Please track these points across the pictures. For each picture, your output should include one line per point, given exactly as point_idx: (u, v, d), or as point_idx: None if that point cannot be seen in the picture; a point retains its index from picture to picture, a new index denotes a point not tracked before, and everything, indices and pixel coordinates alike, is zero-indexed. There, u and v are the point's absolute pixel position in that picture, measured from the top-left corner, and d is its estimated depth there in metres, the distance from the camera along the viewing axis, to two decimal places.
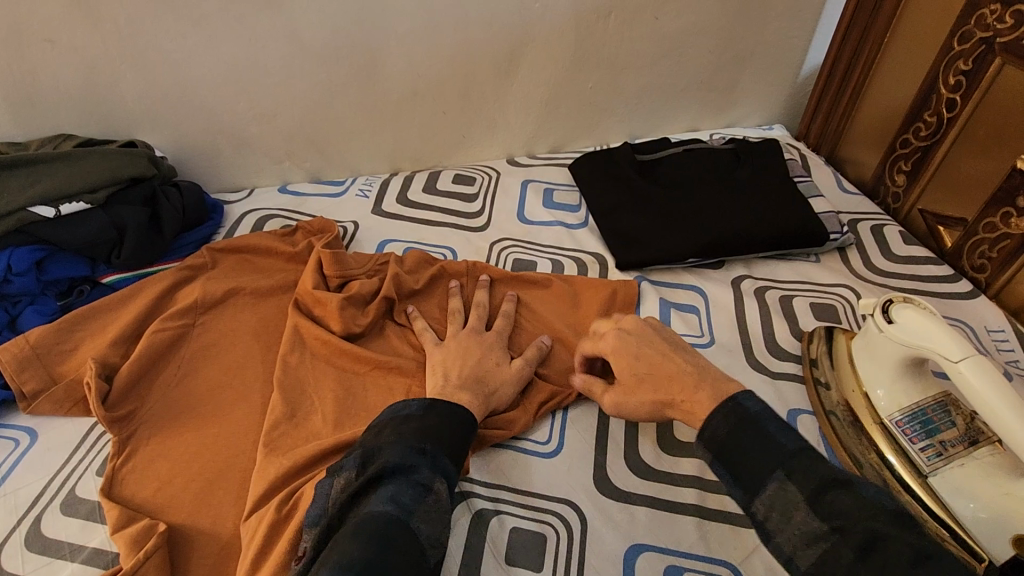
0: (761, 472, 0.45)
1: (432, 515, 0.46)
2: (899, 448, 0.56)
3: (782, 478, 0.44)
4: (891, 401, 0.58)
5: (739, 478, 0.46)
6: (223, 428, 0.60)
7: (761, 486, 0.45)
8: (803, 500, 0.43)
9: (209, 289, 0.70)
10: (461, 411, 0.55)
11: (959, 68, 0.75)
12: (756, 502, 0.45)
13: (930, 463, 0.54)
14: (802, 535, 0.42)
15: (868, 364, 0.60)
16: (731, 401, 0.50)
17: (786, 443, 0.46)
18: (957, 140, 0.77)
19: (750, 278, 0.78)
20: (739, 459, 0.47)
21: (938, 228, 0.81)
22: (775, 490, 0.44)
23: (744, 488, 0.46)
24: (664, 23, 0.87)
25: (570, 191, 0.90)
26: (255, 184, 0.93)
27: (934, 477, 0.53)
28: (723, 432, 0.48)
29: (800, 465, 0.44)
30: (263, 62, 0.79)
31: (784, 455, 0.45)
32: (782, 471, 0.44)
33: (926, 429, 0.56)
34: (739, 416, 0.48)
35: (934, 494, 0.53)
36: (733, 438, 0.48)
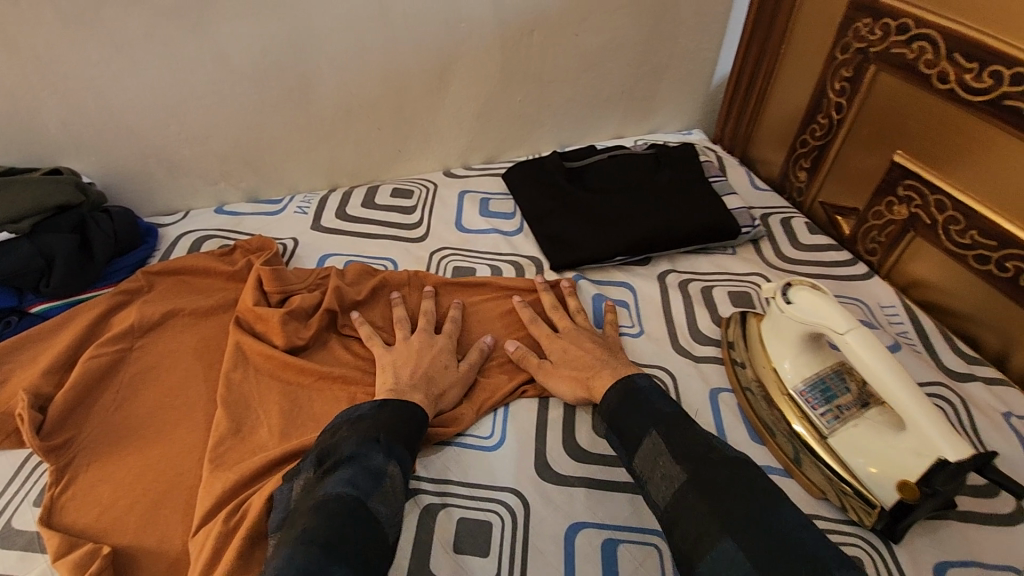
0: (639, 431, 0.57)
1: (388, 497, 0.49)
2: (803, 416, 0.63)
3: (654, 436, 0.55)
4: (796, 374, 0.65)
5: (626, 438, 0.58)
6: (167, 448, 0.60)
7: (640, 445, 0.56)
8: (667, 450, 0.54)
9: (146, 313, 0.70)
10: (413, 406, 0.58)
11: (843, 75, 0.84)
12: (636, 457, 0.56)
13: (829, 426, 0.61)
14: (662, 478, 0.52)
15: (776, 342, 0.67)
16: (627, 381, 0.62)
17: (663, 408, 0.58)
18: (845, 138, 0.86)
19: (674, 272, 0.84)
20: (627, 422, 0.58)
21: (837, 218, 0.90)
22: (649, 445, 0.55)
23: (629, 446, 0.57)
24: (583, 39, 0.93)
25: (505, 199, 0.94)
26: (189, 207, 0.92)
27: (833, 438, 0.60)
28: (617, 403, 0.60)
29: (671, 425, 0.55)
30: (193, 85, 0.80)
31: (658, 417, 0.57)
32: (656, 429, 0.56)
33: (825, 396, 0.62)
34: (630, 391, 0.60)
35: (834, 453, 0.60)
36: (621, 408, 0.59)
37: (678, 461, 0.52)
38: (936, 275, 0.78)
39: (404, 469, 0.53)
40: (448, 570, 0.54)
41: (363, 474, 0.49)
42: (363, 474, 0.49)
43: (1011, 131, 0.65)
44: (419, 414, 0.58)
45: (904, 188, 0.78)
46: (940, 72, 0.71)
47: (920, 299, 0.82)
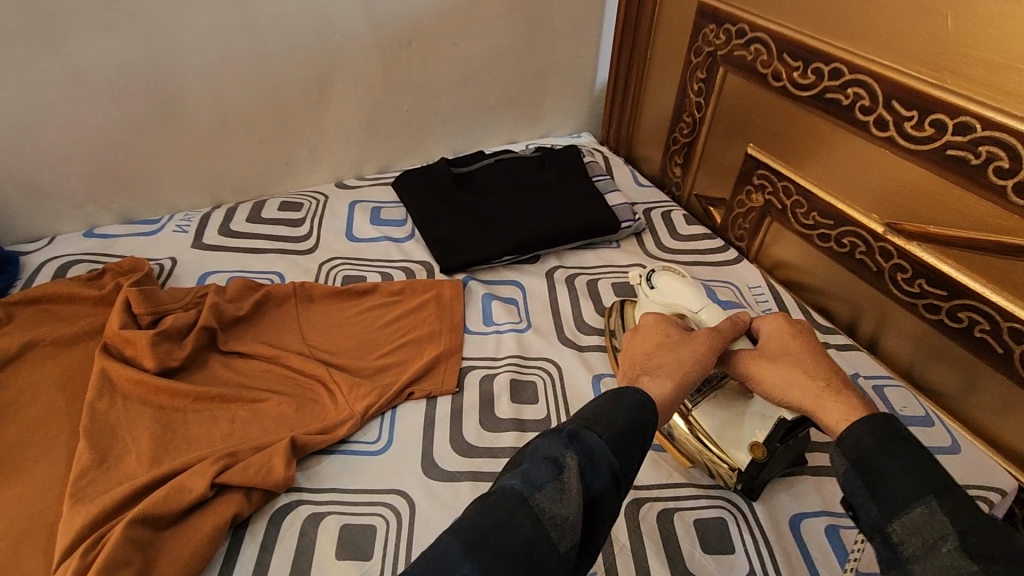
0: (905, 489, 0.41)
1: (566, 495, 0.40)
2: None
3: (932, 505, 0.39)
4: None
5: (879, 491, 0.42)
6: (23, 486, 0.57)
7: (903, 508, 0.40)
8: (957, 536, 0.38)
9: (0, 346, 0.66)
10: (634, 393, 0.48)
11: (699, 77, 0.91)
12: (897, 524, 0.41)
13: (693, 399, 0.64)
14: (942, 571, 0.37)
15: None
16: (883, 418, 0.45)
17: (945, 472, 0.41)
18: (707, 135, 0.93)
19: (561, 268, 0.88)
20: (883, 480, 0.42)
21: (709, 208, 0.97)
22: (923, 516, 0.40)
23: (881, 503, 0.42)
24: (463, 48, 0.96)
25: (396, 207, 0.95)
26: (56, 231, 0.86)
27: (696, 409, 0.63)
28: (873, 444, 0.44)
29: (953, 498, 0.39)
30: (47, 102, 0.76)
31: (935, 479, 0.40)
32: (933, 497, 0.40)
33: None
34: (890, 431, 0.44)
35: (700, 424, 0.62)
36: (880, 453, 0.43)
37: (977, 559, 0.36)
38: (792, 255, 0.86)
39: (596, 463, 0.43)
40: None
41: (541, 463, 0.42)
42: (539, 464, 0.41)
43: (832, 121, 0.73)
44: (636, 402, 0.47)
45: (759, 177, 0.86)
46: (773, 72, 0.78)
47: (785, 279, 0.89)
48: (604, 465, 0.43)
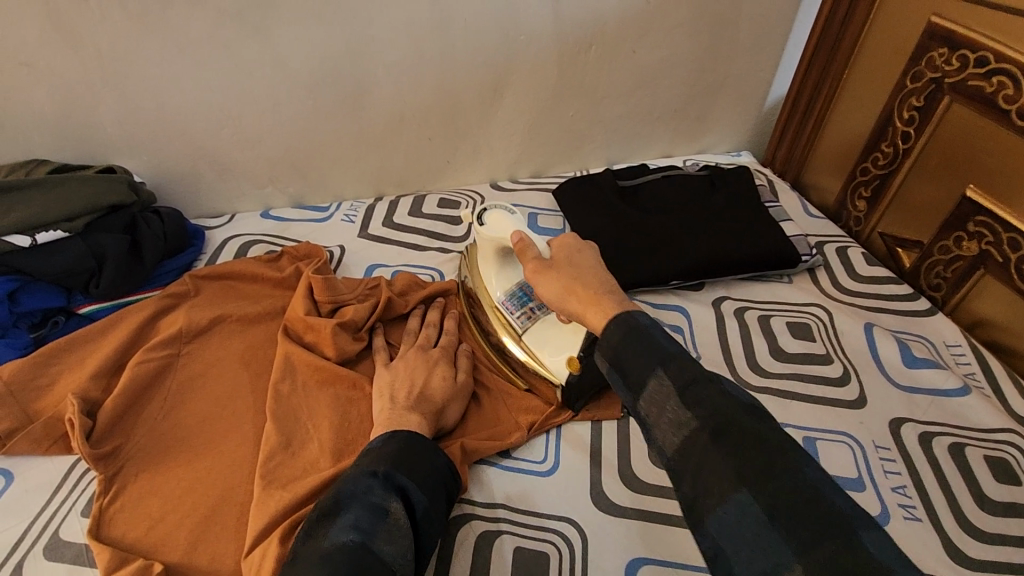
0: (642, 367, 0.44)
1: (395, 534, 0.46)
2: (503, 321, 0.69)
3: (659, 376, 0.43)
4: (500, 285, 0.71)
5: (627, 378, 0.45)
6: (217, 461, 0.58)
7: (643, 384, 0.43)
8: (677, 392, 0.42)
9: (194, 317, 0.68)
10: (421, 435, 0.55)
11: (913, 104, 0.82)
12: (640, 401, 0.43)
13: (522, 325, 0.67)
14: (671, 428, 0.41)
15: (482, 265, 0.73)
16: (628, 314, 0.48)
17: (670, 345, 0.44)
18: (911, 170, 0.84)
19: (729, 299, 0.83)
20: (627, 362, 0.45)
21: (898, 250, 0.88)
22: (654, 386, 0.43)
23: (630, 386, 0.44)
24: (640, 56, 0.91)
25: (554, 215, 0.93)
26: (235, 209, 0.91)
27: (525, 334, 0.67)
28: (621, 339, 0.46)
29: (679, 363, 0.43)
30: (249, 88, 0.78)
31: (666, 355, 0.43)
32: (662, 368, 0.43)
33: (520, 300, 0.69)
34: (636, 324, 0.47)
35: (530, 348, 0.66)
36: (626, 345, 0.46)
37: (690, 406, 0.40)
38: (1003, 315, 0.75)
39: (410, 498, 0.50)
40: None
41: (365, 514, 0.46)
42: (364, 515, 0.46)
43: None
44: (429, 442, 0.55)
45: (975, 224, 0.76)
46: (1019, 108, 0.68)
47: (990, 341, 0.78)
48: (417, 497, 0.50)
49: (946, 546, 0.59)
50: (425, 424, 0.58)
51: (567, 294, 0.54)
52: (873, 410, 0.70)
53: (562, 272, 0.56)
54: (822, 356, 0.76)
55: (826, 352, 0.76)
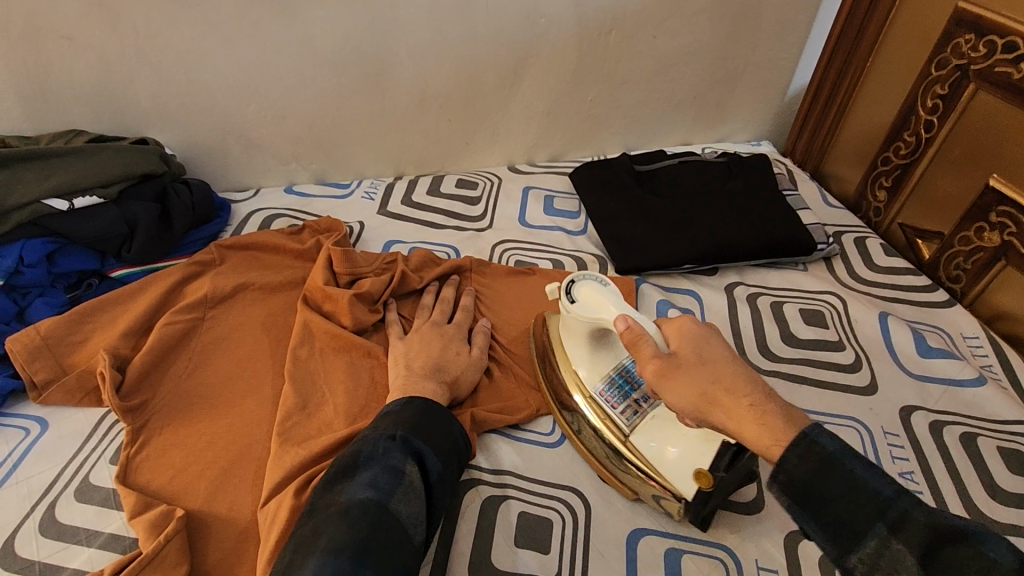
0: (855, 522, 0.38)
1: (411, 495, 0.48)
2: (601, 413, 0.59)
3: (883, 535, 0.37)
4: (594, 374, 0.61)
5: (830, 530, 0.39)
6: (237, 418, 0.61)
7: (858, 543, 0.38)
8: (913, 563, 0.36)
9: (219, 284, 0.71)
10: (439, 404, 0.56)
11: (937, 92, 0.81)
12: (853, 559, 0.38)
13: (629, 423, 0.57)
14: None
15: (573, 347, 0.63)
16: (807, 438, 0.41)
17: (880, 487, 0.38)
18: (934, 159, 0.83)
19: (742, 284, 0.83)
20: (829, 510, 0.39)
21: (917, 241, 0.87)
22: (876, 547, 0.37)
23: (835, 541, 0.39)
24: (661, 41, 0.91)
25: (569, 198, 0.94)
26: (261, 185, 0.94)
27: (634, 435, 0.56)
28: (807, 473, 0.40)
29: (905, 517, 0.37)
30: (277, 66, 0.81)
31: (883, 505, 0.38)
32: (884, 526, 0.37)
33: (622, 392, 0.59)
34: (818, 449, 0.40)
35: (639, 451, 0.56)
36: (818, 485, 0.39)
37: None
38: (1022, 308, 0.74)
39: (426, 462, 0.51)
40: (508, 564, 0.53)
41: (384, 474, 0.48)
42: (383, 474, 0.48)
43: None
44: (446, 412, 0.56)
45: (997, 214, 0.75)
46: None
47: (1008, 334, 0.77)
48: (433, 464, 0.51)
49: None
50: (438, 392, 0.60)
51: (709, 401, 0.46)
52: (884, 397, 0.70)
53: (695, 375, 0.47)
54: (835, 343, 0.76)
55: (839, 340, 0.76)
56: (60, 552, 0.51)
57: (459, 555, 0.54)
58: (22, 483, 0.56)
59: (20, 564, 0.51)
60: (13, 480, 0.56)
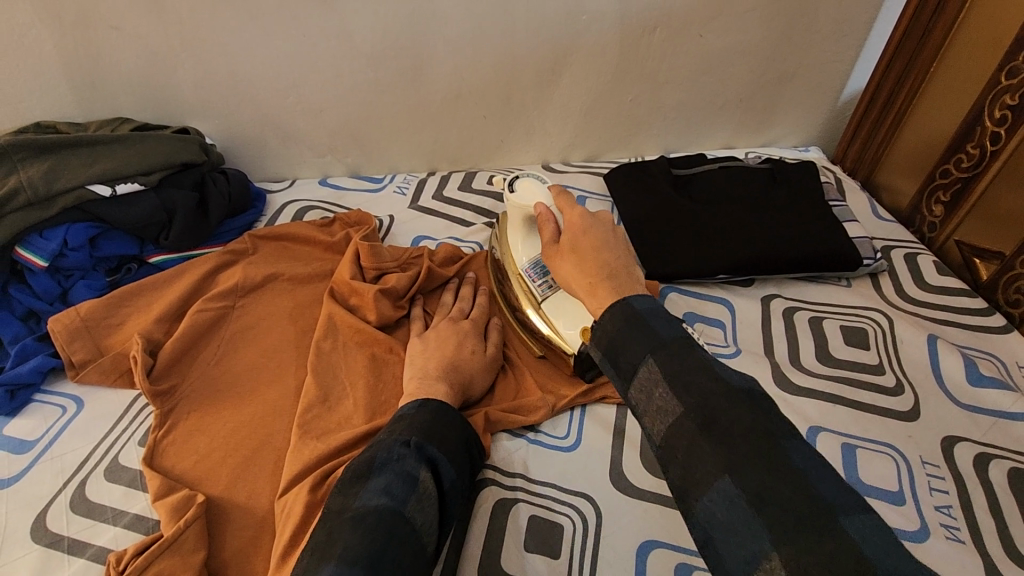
0: (633, 355, 0.44)
1: (425, 503, 0.48)
2: (525, 288, 0.69)
3: (650, 362, 0.43)
4: (526, 253, 0.71)
5: (617, 364, 0.45)
6: (260, 407, 0.62)
7: (633, 371, 0.44)
8: (664, 378, 0.42)
9: (250, 274, 0.72)
10: (454, 409, 0.56)
11: (1006, 103, 0.76)
12: (631, 389, 0.44)
13: (541, 294, 0.68)
14: (658, 414, 0.41)
15: (511, 231, 0.73)
16: (623, 303, 0.48)
17: (664, 332, 0.44)
18: (999, 174, 0.77)
19: (779, 297, 0.79)
20: (622, 347, 0.45)
21: (975, 261, 0.82)
22: (644, 373, 0.43)
23: (620, 372, 0.45)
24: (708, 41, 0.88)
25: (602, 199, 0.92)
26: (296, 175, 0.95)
27: (543, 303, 0.67)
28: (616, 324, 0.46)
29: (671, 352, 0.43)
30: (316, 58, 0.81)
31: (660, 342, 0.44)
32: (653, 356, 0.43)
33: (543, 271, 0.68)
34: (632, 311, 0.47)
35: (547, 318, 0.67)
36: (621, 332, 0.46)
37: (679, 392, 0.41)
38: None
39: (439, 471, 0.51)
40: (517, 569, 0.52)
41: (398, 480, 0.48)
42: (397, 482, 0.47)
43: None
44: (459, 417, 0.56)
45: None
46: None
47: None
48: (447, 472, 0.51)
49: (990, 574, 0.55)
50: (452, 392, 0.59)
51: (573, 280, 0.55)
52: (926, 424, 0.66)
53: (567, 255, 0.57)
54: (875, 365, 0.72)
55: (880, 363, 0.72)
56: (87, 529, 0.53)
57: (468, 558, 0.53)
58: (57, 459, 0.58)
59: (49, 538, 0.53)
60: (48, 455, 0.58)
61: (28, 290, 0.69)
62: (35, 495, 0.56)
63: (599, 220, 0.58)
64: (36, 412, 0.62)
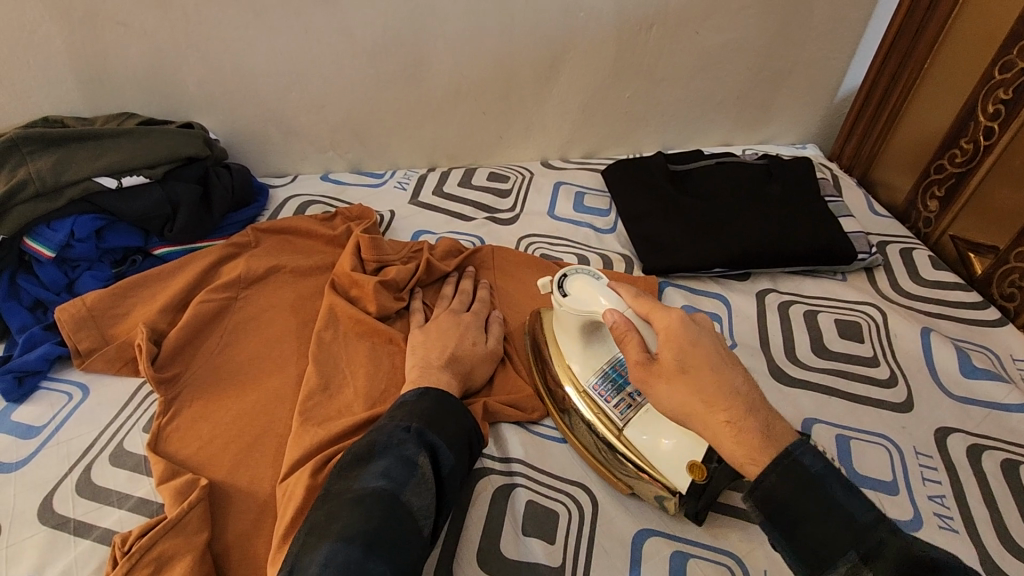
0: (828, 546, 0.41)
1: (422, 488, 0.49)
2: (597, 410, 0.59)
3: (855, 561, 0.41)
4: (586, 367, 0.61)
5: (800, 546, 0.43)
6: (262, 396, 0.63)
7: (829, 565, 0.41)
8: None
9: (253, 266, 0.74)
10: (454, 397, 0.57)
11: (1000, 97, 0.77)
12: None
13: (622, 416, 0.57)
14: None
15: (565, 341, 0.63)
16: (787, 456, 0.43)
17: (856, 512, 0.41)
18: (992, 168, 0.78)
19: (775, 291, 0.80)
20: (801, 527, 0.42)
21: (969, 255, 0.82)
22: (847, 572, 0.41)
23: (803, 556, 0.43)
24: (705, 38, 0.89)
25: (600, 195, 0.93)
26: (298, 171, 0.97)
27: (627, 429, 0.56)
28: (786, 494, 0.43)
29: (878, 545, 0.40)
30: (318, 56, 0.83)
31: (857, 531, 0.41)
32: (856, 552, 0.41)
33: (615, 386, 0.59)
34: (801, 473, 0.43)
35: (634, 446, 0.55)
36: (795, 503, 0.42)
37: None
38: None
39: (438, 456, 0.52)
40: (514, 553, 0.53)
41: (397, 465, 0.49)
42: (396, 465, 0.49)
43: None
44: (460, 404, 0.57)
45: None
46: None
47: None
48: (446, 458, 0.52)
49: (983, 561, 0.55)
50: (451, 382, 0.60)
51: (696, 415, 0.46)
52: (919, 415, 0.67)
53: (679, 383, 0.47)
54: (869, 357, 0.72)
55: (874, 355, 0.73)
56: (93, 512, 0.54)
57: (467, 541, 0.54)
58: (63, 444, 0.59)
59: (56, 519, 0.54)
60: (55, 441, 0.60)
61: (36, 280, 0.71)
62: (42, 478, 0.57)
63: (696, 324, 0.49)
64: (43, 399, 0.63)
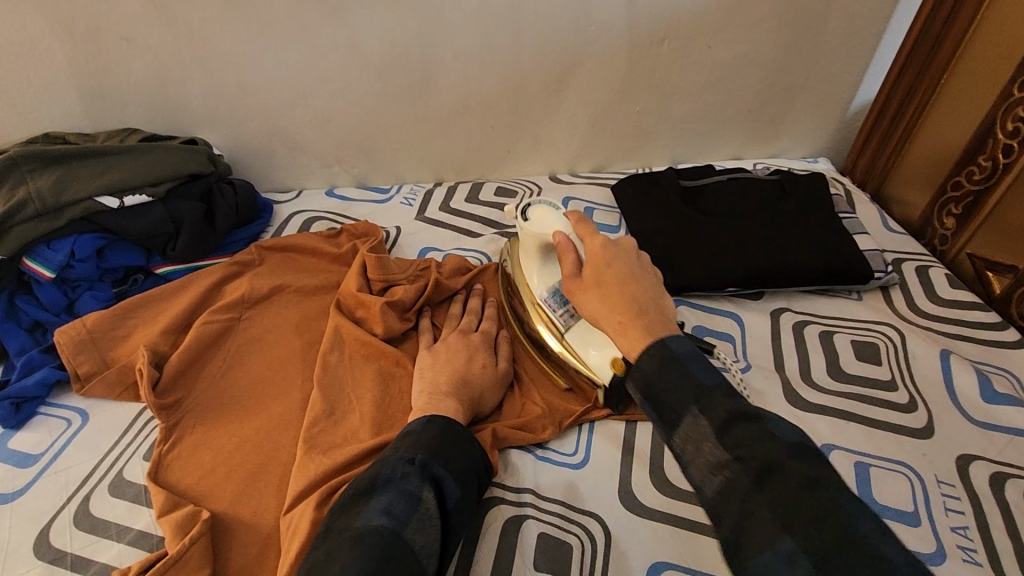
0: (678, 402, 0.44)
1: (426, 524, 0.47)
2: (546, 318, 0.67)
3: (696, 414, 0.43)
4: (543, 283, 0.69)
5: (661, 412, 0.45)
6: (264, 422, 0.62)
7: (678, 421, 0.43)
8: (712, 431, 0.41)
9: (256, 285, 0.72)
10: (460, 425, 0.56)
11: (1018, 115, 0.75)
12: (675, 437, 0.43)
13: (565, 323, 0.66)
14: (708, 467, 0.41)
15: (525, 261, 0.71)
16: (661, 342, 0.46)
17: (706, 378, 0.44)
18: (1012, 187, 0.77)
19: (789, 311, 0.78)
20: (662, 393, 0.45)
21: (987, 274, 0.81)
22: (689, 424, 0.43)
23: (664, 419, 0.45)
24: (716, 52, 0.88)
25: (610, 211, 0.92)
26: (303, 186, 0.95)
27: (568, 333, 0.65)
28: (654, 368, 0.45)
29: (715, 400, 0.42)
30: (323, 70, 0.81)
31: (702, 390, 0.43)
32: (697, 405, 0.43)
33: (564, 300, 0.67)
34: (671, 351, 0.46)
35: (573, 349, 0.65)
36: (661, 374, 0.45)
37: (729, 447, 0.40)
38: None
39: (443, 489, 0.50)
40: None
41: (400, 500, 0.47)
42: (398, 501, 0.47)
43: None
44: (466, 433, 0.55)
45: None
46: None
47: None
48: (451, 490, 0.50)
49: None
50: (459, 407, 0.58)
51: (602, 318, 0.51)
52: (940, 441, 0.65)
53: (592, 291, 0.53)
54: (888, 381, 0.71)
55: (892, 379, 0.71)
56: (91, 546, 0.53)
57: None
58: (61, 473, 0.58)
59: (52, 554, 0.52)
60: (52, 469, 0.58)
61: (36, 301, 0.69)
62: (39, 510, 0.55)
63: (622, 248, 0.54)
64: (41, 425, 0.62)
